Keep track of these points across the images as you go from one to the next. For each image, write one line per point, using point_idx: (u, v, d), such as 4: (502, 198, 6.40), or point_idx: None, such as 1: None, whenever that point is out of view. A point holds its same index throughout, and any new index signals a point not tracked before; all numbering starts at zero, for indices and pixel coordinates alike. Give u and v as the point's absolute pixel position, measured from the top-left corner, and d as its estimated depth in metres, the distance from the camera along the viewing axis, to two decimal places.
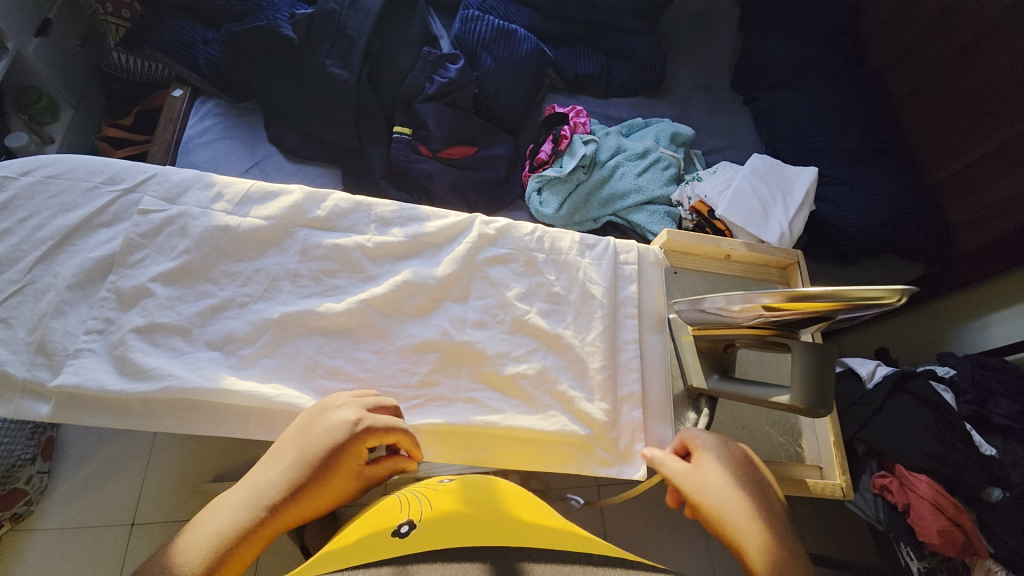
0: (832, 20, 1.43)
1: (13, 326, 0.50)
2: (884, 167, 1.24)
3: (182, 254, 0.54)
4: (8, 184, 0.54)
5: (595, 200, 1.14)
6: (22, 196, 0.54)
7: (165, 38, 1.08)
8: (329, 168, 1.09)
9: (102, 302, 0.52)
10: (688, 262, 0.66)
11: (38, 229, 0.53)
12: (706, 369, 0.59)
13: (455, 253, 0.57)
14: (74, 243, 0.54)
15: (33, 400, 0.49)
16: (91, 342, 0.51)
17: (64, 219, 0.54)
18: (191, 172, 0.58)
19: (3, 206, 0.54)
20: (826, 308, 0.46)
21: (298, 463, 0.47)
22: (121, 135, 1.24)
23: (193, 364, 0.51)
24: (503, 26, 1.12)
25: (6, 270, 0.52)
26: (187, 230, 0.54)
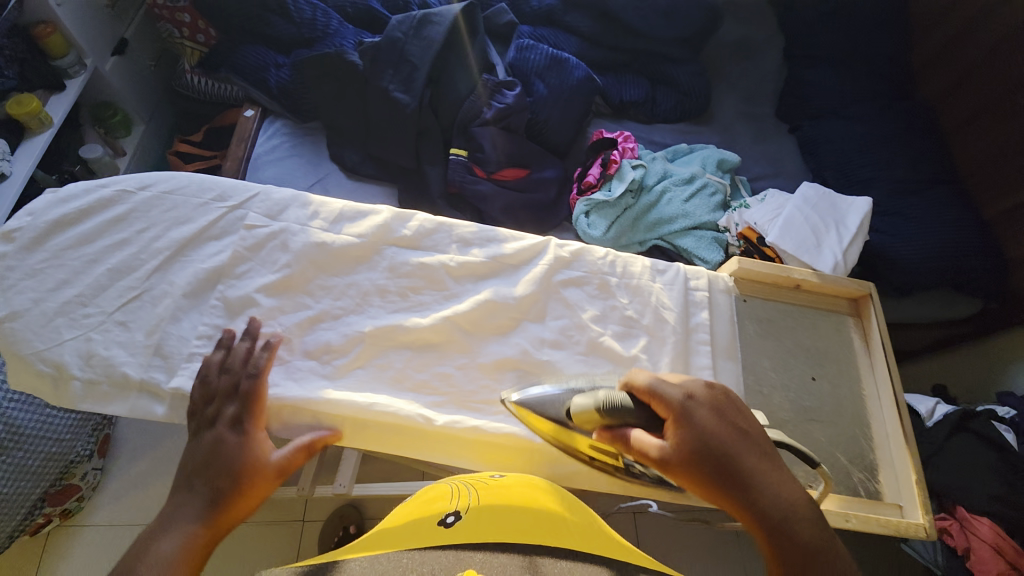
0: (882, 51, 1.42)
1: (131, 329, 0.54)
2: (939, 199, 1.21)
3: (284, 267, 0.57)
4: (128, 197, 0.59)
5: (642, 224, 1.15)
6: (141, 209, 0.58)
7: (241, 63, 1.16)
8: (386, 186, 1.13)
9: (212, 309, 0.56)
10: (755, 290, 0.62)
11: (156, 240, 0.57)
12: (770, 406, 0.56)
13: (533, 274, 0.57)
14: (187, 254, 0.58)
15: (150, 399, 0.53)
16: (202, 346, 0.54)
17: (178, 231, 0.58)
18: (289, 190, 0.61)
19: (123, 218, 0.58)
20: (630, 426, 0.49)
21: (209, 471, 0.49)
22: (192, 150, 1.33)
23: (292, 371, 0.54)
24: (556, 54, 1.15)
25: (125, 276, 0.56)
26: (288, 245, 0.58)
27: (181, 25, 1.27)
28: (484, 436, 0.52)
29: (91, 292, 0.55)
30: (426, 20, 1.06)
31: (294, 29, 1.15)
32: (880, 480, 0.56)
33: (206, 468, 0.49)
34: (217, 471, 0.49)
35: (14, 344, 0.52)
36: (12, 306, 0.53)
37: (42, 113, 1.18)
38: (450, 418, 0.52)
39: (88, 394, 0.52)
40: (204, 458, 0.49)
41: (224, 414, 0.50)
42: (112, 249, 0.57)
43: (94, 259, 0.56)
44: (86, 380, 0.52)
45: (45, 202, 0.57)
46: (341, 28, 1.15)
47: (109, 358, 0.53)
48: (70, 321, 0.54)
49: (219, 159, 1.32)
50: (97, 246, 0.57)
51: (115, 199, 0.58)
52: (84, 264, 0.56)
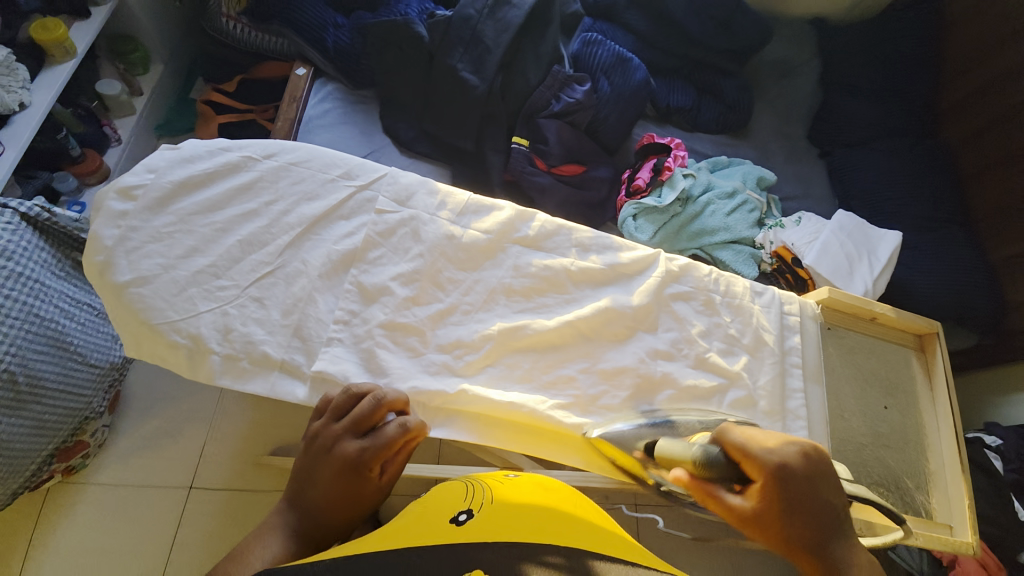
0: (915, 89, 1.48)
1: (267, 307, 0.54)
2: (953, 239, 1.29)
3: (417, 258, 0.56)
4: (253, 165, 0.58)
5: (685, 233, 1.18)
6: (268, 177, 0.57)
7: (296, 17, 1.10)
8: (440, 166, 1.10)
9: (347, 294, 0.55)
10: (840, 319, 0.66)
11: (286, 215, 0.56)
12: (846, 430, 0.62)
13: (647, 286, 0.58)
14: (316, 232, 0.57)
15: (290, 379, 0.52)
16: (341, 332, 0.53)
17: (307, 206, 0.57)
18: (415, 175, 0.60)
19: (249, 186, 0.57)
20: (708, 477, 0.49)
21: (324, 485, 0.50)
22: (225, 102, 1.26)
23: (425, 360, 0.54)
24: (621, 53, 1.15)
25: (256, 250, 0.55)
26: (421, 235, 0.57)
27: None
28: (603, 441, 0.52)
29: (224, 264, 0.54)
30: (501, 2, 1.04)
31: None
32: (934, 499, 0.65)
33: (320, 482, 0.50)
34: (335, 490, 0.49)
35: (142, 309, 0.52)
36: (141, 271, 0.52)
37: (68, 41, 1.08)
38: (577, 420, 0.53)
39: (226, 369, 0.52)
40: (324, 476, 0.49)
41: (346, 442, 0.49)
42: (241, 219, 0.56)
43: (224, 229, 0.55)
44: (223, 355, 0.52)
45: (167, 159, 0.56)
46: None
47: (247, 334, 0.52)
48: (203, 292, 0.53)
49: (254, 114, 1.25)
50: (226, 214, 0.56)
51: (240, 166, 0.57)
52: (215, 233, 0.55)
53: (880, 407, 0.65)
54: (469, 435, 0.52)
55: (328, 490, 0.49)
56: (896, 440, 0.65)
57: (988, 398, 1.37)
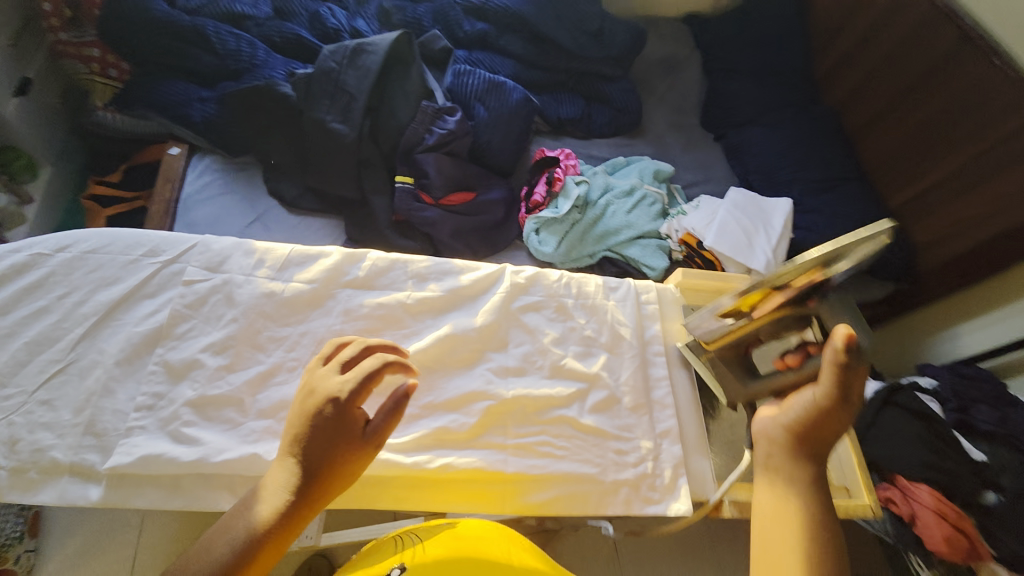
0: (788, 64, 1.55)
1: (57, 408, 0.52)
2: (849, 194, 1.33)
3: (230, 322, 0.57)
4: (45, 261, 0.57)
5: (590, 237, 1.18)
6: (60, 271, 0.57)
7: (159, 99, 1.10)
8: (329, 219, 1.10)
9: (151, 376, 0.54)
10: (702, 298, 0.67)
11: (80, 305, 0.56)
12: (735, 376, 0.58)
13: (491, 303, 0.58)
14: (118, 316, 0.57)
15: (81, 483, 0.50)
16: (142, 420, 0.52)
17: (104, 293, 0.57)
18: (231, 241, 0.61)
19: (39, 283, 0.56)
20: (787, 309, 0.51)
21: (304, 460, 0.44)
22: (111, 193, 1.21)
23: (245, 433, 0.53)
24: (493, 79, 1.18)
25: (46, 349, 0.54)
26: (234, 299, 0.58)
27: (89, 61, 1.19)
28: (460, 473, 0.49)
29: (9, 370, 0.53)
30: (359, 49, 1.06)
31: (216, 61, 1.12)
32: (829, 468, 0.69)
33: (304, 455, 0.44)
34: (313, 458, 0.44)
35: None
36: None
37: None
38: (425, 456, 0.49)
39: (13, 483, 0.50)
40: (308, 430, 0.45)
41: (339, 392, 0.45)
42: (30, 319, 0.55)
43: (11, 333, 0.54)
44: (7, 470, 0.50)
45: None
46: (269, 59, 1.12)
47: (35, 442, 0.51)
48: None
49: (142, 200, 1.21)
50: (14, 316, 0.55)
51: (31, 264, 0.57)
52: (0, 338, 0.54)
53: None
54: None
55: (315, 458, 0.44)
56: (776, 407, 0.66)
57: (923, 339, 1.38)
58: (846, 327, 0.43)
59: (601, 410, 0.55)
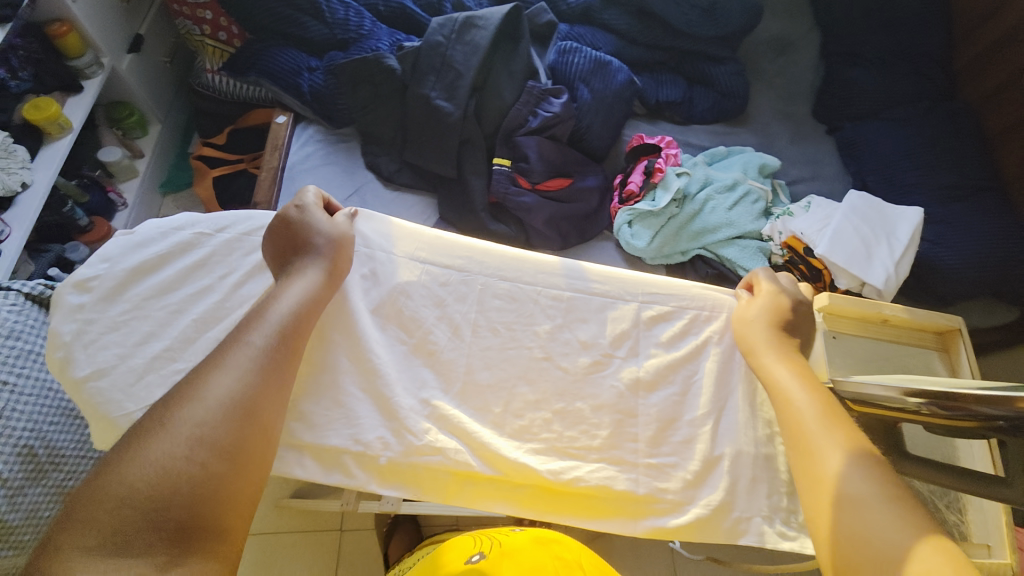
0: (926, 50, 1.35)
1: None
2: (986, 205, 1.17)
3: (375, 300, 0.56)
4: (206, 240, 0.60)
5: (686, 233, 1.12)
6: (220, 252, 0.59)
7: (269, 66, 1.11)
8: (423, 196, 1.11)
9: None
10: (846, 326, 0.65)
11: (238, 288, 0.57)
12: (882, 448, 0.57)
13: (622, 311, 0.58)
14: None
15: None
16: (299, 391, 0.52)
17: (259, 277, 0.58)
18: (375, 219, 0.61)
19: (203, 262, 0.59)
20: (968, 421, 0.47)
21: (306, 244, 0.54)
22: (216, 155, 1.25)
23: (391, 411, 0.52)
24: (599, 57, 1.12)
25: (211, 326, 0.56)
26: (376, 278, 0.58)
27: (201, 22, 1.20)
28: (590, 488, 0.50)
29: (179, 346, 0.54)
30: (470, 24, 1.04)
31: (325, 30, 1.12)
32: (970, 522, 0.67)
33: (302, 243, 0.54)
34: (308, 242, 0.54)
35: (105, 402, 0.52)
36: (98, 364, 0.53)
37: (61, 118, 1.07)
38: (557, 467, 0.51)
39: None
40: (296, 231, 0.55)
41: (301, 201, 0.57)
42: (195, 297, 0.57)
43: (178, 309, 0.56)
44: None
45: (121, 247, 0.58)
46: (375, 29, 1.12)
47: None
48: (161, 378, 0.53)
49: (244, 164, 1.24)
50: (181, 293, 0.57)
51: (194, 243, 0.59)
52: (170, 315, 0.56)
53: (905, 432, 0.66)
54: (441, 497, 0.51)
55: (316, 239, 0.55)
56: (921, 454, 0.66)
57: None
58: None
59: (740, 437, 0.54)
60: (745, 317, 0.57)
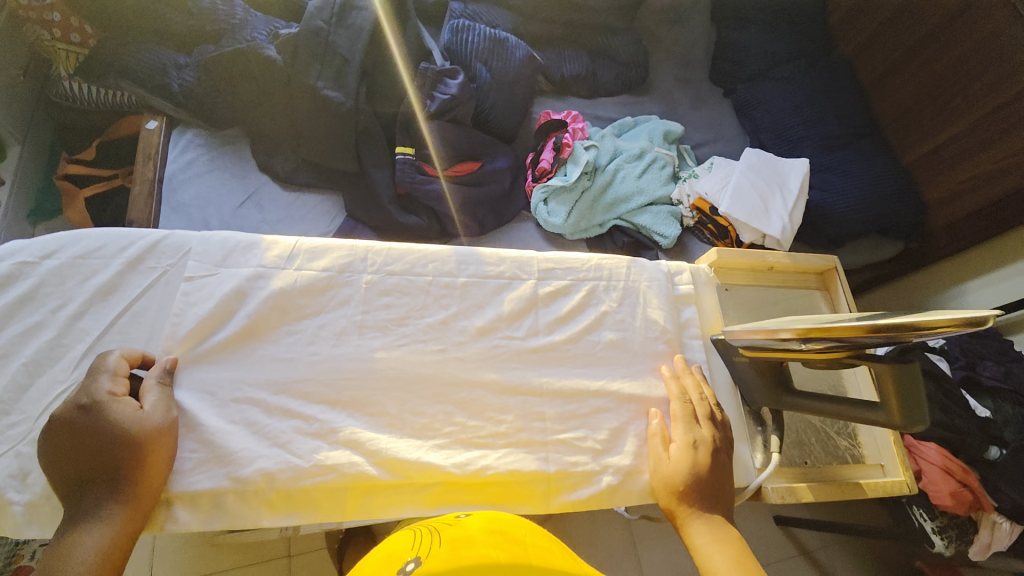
0: (801, 11, 1.44)
1: None
2: (864, 151, 1.27)
3: (248, 315, 0.52)
4: (31, 270, 0.52)
5: (600, 206, 1.13)
6: (51, 280, 0.52)
7: (131, 66, 0.98)
8: (328, 194, 1.04)
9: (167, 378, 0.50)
10: (736, 278, 0.69)
11: (78, 319, 0.51)
12: (768, 388, 0.59)
13: (519, 291, 0.58)
14: (120, 327, 0.52)
15: None
16: None
17: (111, 303, 0.52)
18: (240, 234, 0.57)
19: (31, 295, 0.51)
20: (840, 354, 0.51)
21: (99, 467, 0.44)
22: (85, 172, 1.10)
23: (275, 433, 0.49)
24: (494, 35, 1.10)
25: (47, 368, 0.50)
26: (246, 293, 0.53)
27: (49, 25, 1.06)
28: (500, 475, 0.50)
29: (10, 396, 0.48)
30: (348, 6, 0.99)
31: (189, 21, 1.01)
32: (861, 445, 0.72)
33: (96, 464, 0.44)
34: (104, 461, 0.44)
35: None
36: None
37: None
38: (462, 459, 0.50)
39: (31, 519, 0.46)
40: (81, 439, 0.44)
41: (91, 395, 0.45)
42: (25, 337, 0.50)
43: (4, 354, 0.49)
44: (25, 503, 0.46)
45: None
46: (249, 17, 1.02)
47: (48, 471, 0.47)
48: None
49: (123, 179, 1.11)
50: (5, 335, 0.50)
51: (15, 275, 0.51)
52: None
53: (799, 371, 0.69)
54: (341, 514, 0.49)
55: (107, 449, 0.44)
56: (808, 387, 0.69)
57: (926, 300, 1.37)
58: (914, 413, 0.49)
59: (637, 398, 0.56)
60: (670, 478, 0.51)
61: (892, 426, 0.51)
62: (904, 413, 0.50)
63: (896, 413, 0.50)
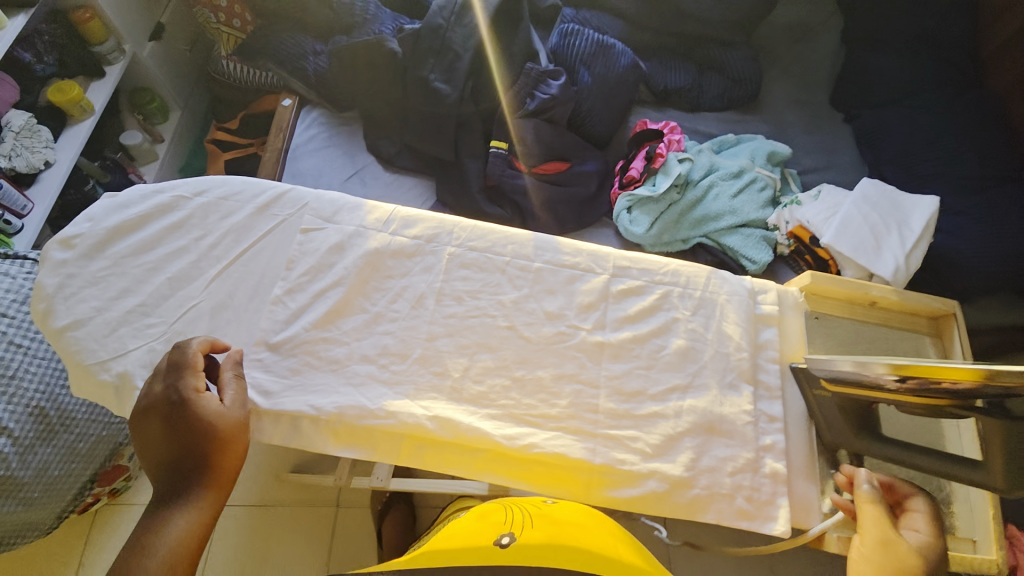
0: (954, 35, 1.28)
1: (186, 338, 0.57)
2: (1015, 197, 1.10)
3: (345, 267, 0.58)
4: (184, 203, 0.62)
5: (687, 221, 1.09)
6: (196, 214, 0.62)
7: (277, 50, 1.15)
8: (422, 179, 1.12)
9: (271, 311, 0.57)
10: (828, 307, 0.63)
11: (213, 248, 0.60)
12: (850, 429, 0.54)
13: (592, 284, 0.58)
14: (241, 261, 0.60)
15: None
16: (259, 354, 0.56)
17: (237, 240, 0.61)
18: (348, 197, 0.63)
19: (179, 224, 0.61)
20: (946, 402, 0.46)
21: (184, 453, 0.48)
22: (227, 138, 1.28)
23: (351, 375, 0.54)
24: (602, 41, 1.11)
25: (183, 285, 0.59)
26: (346, 248, 0.59)
27: (217, 10, 1.22)
28: (545, 455, 0.51)
29: (152, 302, 0.58)
30: (467, 7, 1.04)
31: (331, 15, 1.13)
32: (955, 515, 0.63)
33: (179, 452, 0.48)
34: (190, 447, 0.48)
35: (82, 351, 0.55)
36: (76, 314, 0.56)
37: (83, 100, 1.11)
38: (512, 432, 0.52)
39: None
40: (171, 427, 0.49)
41: (177, 389, 0.50)
42: (170, 257, 0.60)
43: (154, 268, 0.59)
44: None
45: (104, 208, 0.61)
46: (380, 13, 1.12)
47: None
48: (133, 330, 0.57)
49: (255, 148, 1.27)
50: (157, 253, 0.60)
51: (172, 206, 0.62)
52: (146, 272, 0.59)
53: (889, 422, 0.62)
54: (396, 459, 0.53)
55: (190, 437, 0.48)
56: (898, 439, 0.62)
57: None
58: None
59: (700, 411, 0.54)
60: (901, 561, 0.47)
61: (993, 488, 0.47)
62: (1012, 474, 0.46)
63: (1005, 474, 0.46)
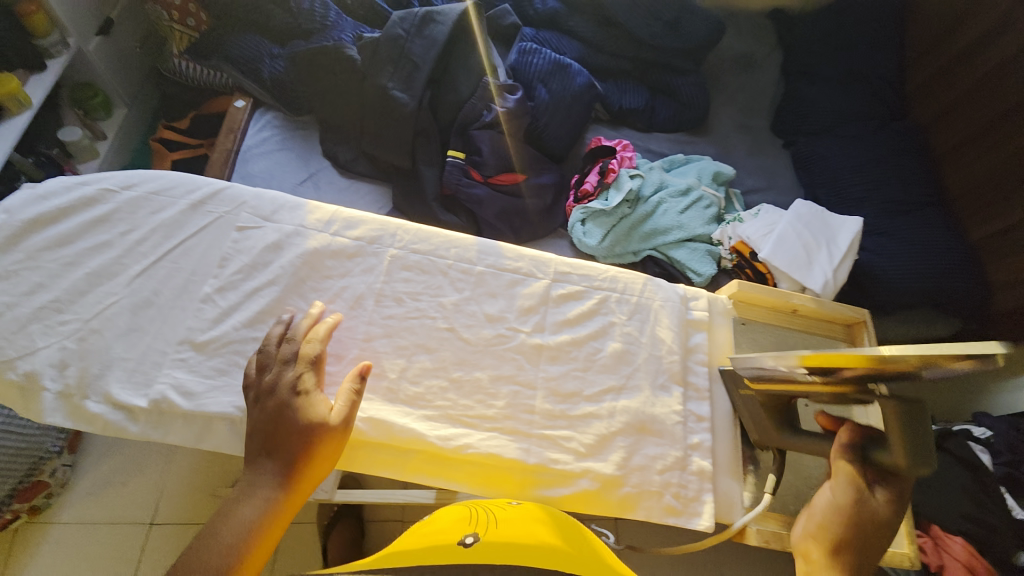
0: (878, 72, 1.40)
1: (105, 337, 0.54)
2: (929, 221, 1.20)
3: (283, 267, 0.57)
4: (110, 197, 0.59)
5: (637, 234, 1.13)
6: (124, 208, 0.59)
7: (233, 51, 1.13)
8: (379, 186, 1.12)
9: (201, 310, 0.55)
10: (753, 313, 0.67)
11: (140, 244, 0.58)
12: (772, 427, 0.57)
13: (532, 288, 0.59)
14: (170, 258, 0.58)
15: (123, 418, 0.52)
16: (184, 353, 0.54)
17: (167, 236, 0.58)
18: (290, 196, 0.63)
19: (105, 218, 0.59)
20: (848, 387, 0.49)
21: (273, 445, 0.48)
22: (176, 138, 1.24)
23: None
24: (559, 60, 1.15)
25: (104, 281, 0.56)
26: (284, 247, 0.58)
27: (170, 7, 1.20)
28: (479, 456, 0.51)
29: (68, 298, 0.55)
30: (428, 20, 1.06)
31: (290, 19, 1.13)
32: None
33: (277, 442, 0.48)
34: (287, 442, 0.48)
35: None
36: None
37: (22, 93, 1.03)
38: (446, 433, 0.52)
39: (58, 407, 0.52)
40: (276, 418, 0.49)
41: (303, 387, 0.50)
42: (92, 252, 0.57)
43: (73, 263, 0.56)
44: (56, 392, 0.52)
45: (20, 199, 0.57)
46: (340, 21, 1.13)
47: (86, 369, 0.53)
48: (44, 328, 0.53)
49: (205, 149, 1.23)
50: (77, 247, 0.57)
51: (97, 199, 0.59)
52: (63, 267, 0.56)
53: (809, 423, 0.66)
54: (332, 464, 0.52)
55: (291, 431, 0.48)
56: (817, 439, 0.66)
57: None
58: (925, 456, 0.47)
59: (631, 412, 0.56)
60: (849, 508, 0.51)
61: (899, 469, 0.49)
62: (913, 454, 0.48)
63: (907, 456, 0.48)
